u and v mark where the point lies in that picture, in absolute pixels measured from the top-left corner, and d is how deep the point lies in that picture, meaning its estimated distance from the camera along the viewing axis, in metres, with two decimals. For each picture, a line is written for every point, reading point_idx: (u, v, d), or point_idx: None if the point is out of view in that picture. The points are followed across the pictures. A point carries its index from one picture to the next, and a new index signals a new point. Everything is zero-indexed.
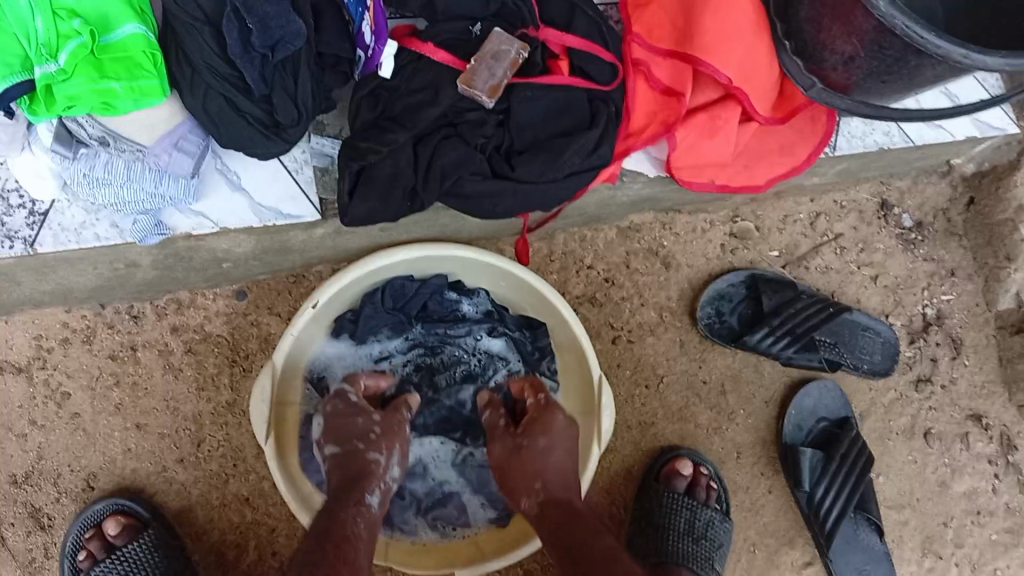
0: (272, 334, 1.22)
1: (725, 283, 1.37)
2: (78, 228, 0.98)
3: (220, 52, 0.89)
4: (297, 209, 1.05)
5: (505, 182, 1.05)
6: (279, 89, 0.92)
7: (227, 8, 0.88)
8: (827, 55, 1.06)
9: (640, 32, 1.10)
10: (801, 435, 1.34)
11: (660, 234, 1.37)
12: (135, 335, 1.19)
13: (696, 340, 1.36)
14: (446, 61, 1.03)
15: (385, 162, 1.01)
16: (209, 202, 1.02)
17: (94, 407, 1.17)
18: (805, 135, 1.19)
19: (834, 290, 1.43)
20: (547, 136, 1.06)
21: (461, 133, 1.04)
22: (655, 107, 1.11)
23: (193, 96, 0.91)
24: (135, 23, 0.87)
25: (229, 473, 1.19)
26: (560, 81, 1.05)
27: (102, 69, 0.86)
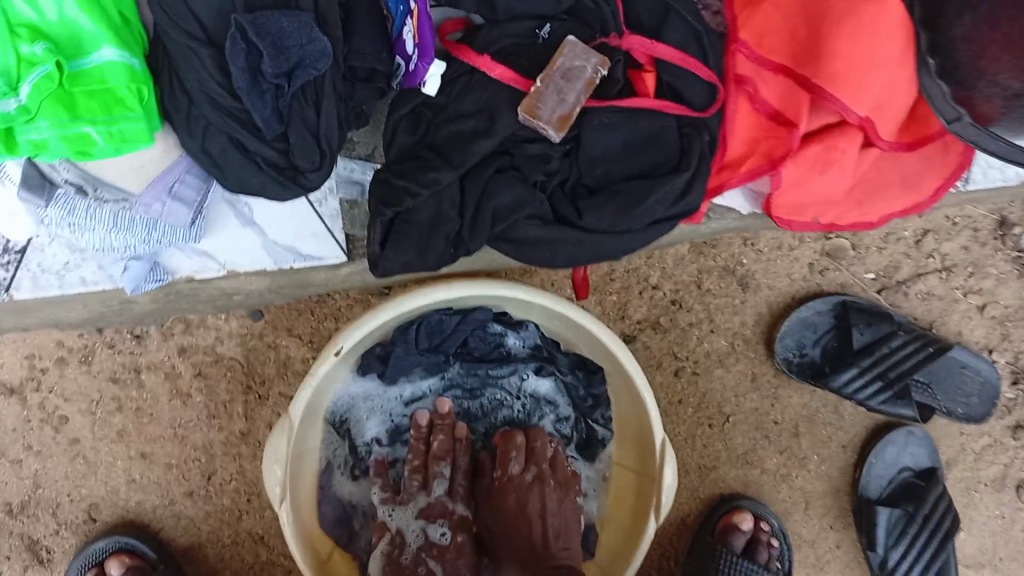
0: (291, 358, 1.08)
1: (810, 310, 1.19)
2: (61, 269, 0.83)
3: (223, 81, 0.71)
4: (320, 249, 0.88)
5: (569, 230, 0.86)
6: (296, 124, 0.74)
7: (232, 27, 0.69)
8: (985, 86, 0.84)
9: (748, 40, 0.88)
10: (880, 487, 1.19)
11: (739, 251, 1.19)
12: (138, 357, 1.05)
13: (769, 374, 1.20)
14: (505, 78, 0.82)
15: (427, 205, 0.83)
16: (214, 240, 0.85)
17: (95, 433, 1.06)
18: (932, 166, 0.98)
19: (933, 321, 1.24)
20: (622, 176, 0.87)
21: (519, 166, 0.85)
22: (758, 134, 0.91)
23: (190, 135, 0.73)
24: (116, 46, 0.68)
25: (242, 509, 1.08)
26: (645, 105, 0.84)
27: (75, 109, 0.68)
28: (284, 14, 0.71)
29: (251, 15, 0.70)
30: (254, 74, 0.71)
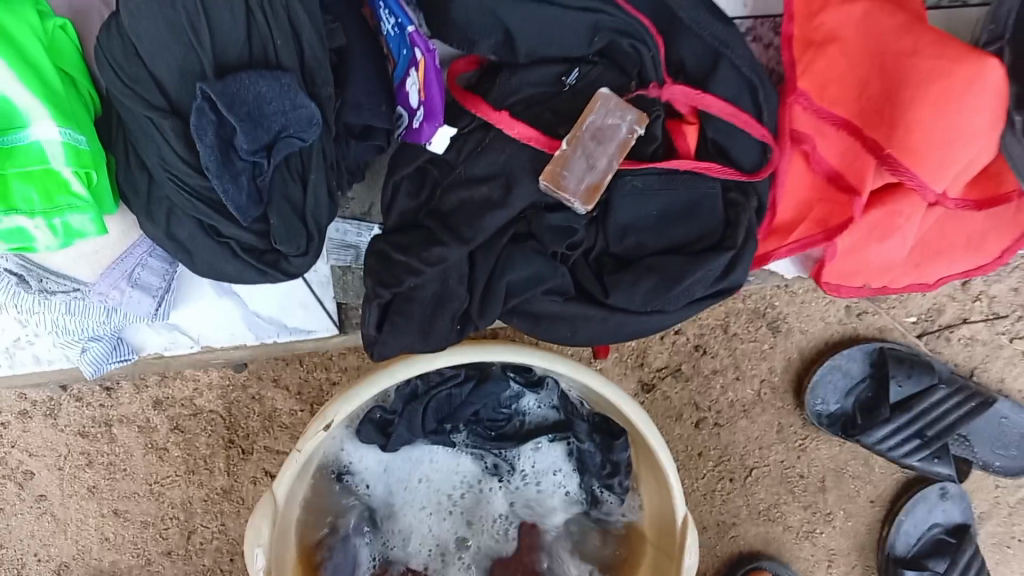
0: (277, 411, 0.98)
1: (845, 358, 1.09)
2: (10, 347, 0.72)
3: (190, 159, 0.60)
4: (308, 321, 0.77)
5: (593, 308, 0.75)
6: (278, 204, 0.63)
7: (197, 98, 0.57)
8: None
9: (808, 90, 0.76)
10: (908, 547, 1.12)
11: (772, 293, 1.08)
12: (109, 410, 0.95)
13: (797, 426, 1.11)
14: (525, 137, 0.70)
15: (431, 282, 0.72)
16: (186, 313, 0.75)
17: (64, 490, 0.97)
18: (1003, 224, 0.87)
19: (975, 367, 1.14)
20: (656, 249, 0.76)
21: (538, 235, 0.74)
22: (812, 197, 0.79)
23: (153, 221, 0.62)
24: (55, 123, 0.56)
25: (225, 569, 1.00)
26: (685, 169, 0.72)
27: (5, 198, 0.56)
28: (261, 78, 0.59)
29: (221, 81, 0.58)
30: (226, 149, 0.59)
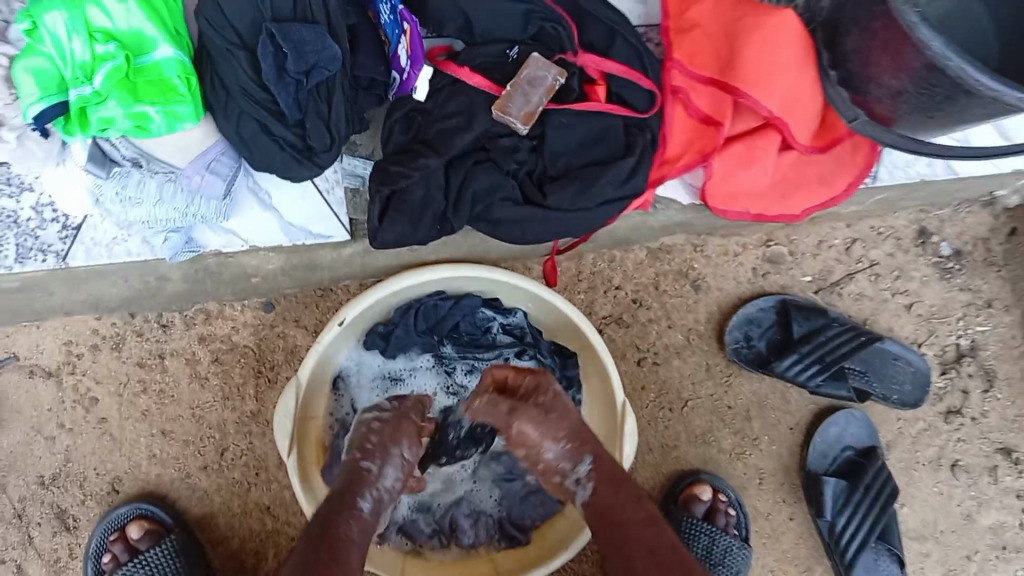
0: (298, 347, 1.22)
1: (754, 307, 1.34)
2: (110, 243, 0.99)
3: (255, 77, 0.89)
4: (326, 229, 1.04)
5: (537, 209, 1.03)
6: (312, 113, 0.92)
7: (262, 34, 0.88)
8: (872, 88, 1.03)
9: (681, 59, 1.07)
10: (825, 463, 1.32)
11: (691, 256, 1.35)
12: (163, 344, 1.19)
13: (722, 364, 1.35)
14: (481, 85, 1.01)
15: (417, 186, 1.00)
16: (239, 220, 1.02)
17: (122, 413, 1.19)
18: (845, 164, 1.16)
19: (866, 318, 1.40)
20: (581, 165, 1.04)
21: (494, 158, 1.02)
22: (692, 135, 1.09)
23: (227, 119, 0.91)
24: (171, 45, 0.87)
25: (251, 481, 1.20)
26: (595, 107, 1.03)
27: (136, 94, 0.86)
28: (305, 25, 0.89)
29: (279, 24, 0.88)
30: (280, 69, 0.89)
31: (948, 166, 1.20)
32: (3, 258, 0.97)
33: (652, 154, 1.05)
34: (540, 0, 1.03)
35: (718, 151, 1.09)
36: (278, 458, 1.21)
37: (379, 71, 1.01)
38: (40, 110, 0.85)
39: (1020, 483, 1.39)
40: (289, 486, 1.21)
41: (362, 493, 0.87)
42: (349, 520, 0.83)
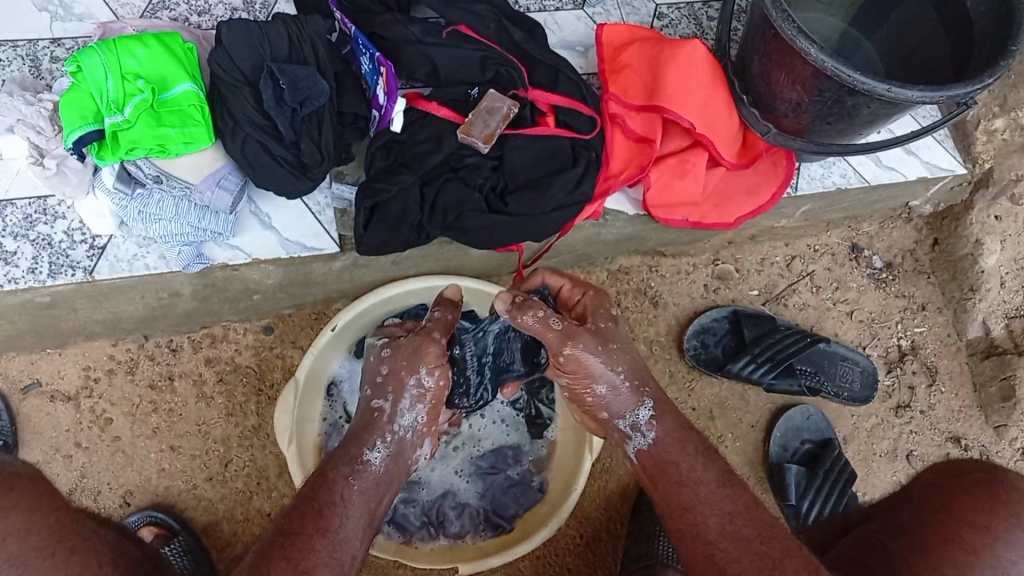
0: (295, 366, 1.35)
1: (707, 318, 1.47)
2: (131, 259, 1.15)
3: (258, 107, 1.07)
4: (319, 243, 1.20)
5: (499, 216, 1.18)
6: (305, 137, 1.08)
7: (263, 73, 1.06)
8: (779, 103, 1.21)
9: (616, 92, 1.27)
10: (788, 454, 1.45)
11: (647, 276, 1.49)
12: (172, 367, 1.32)
13: (684, 370, 1.47)
14: (447, 116, 1.18)
15: (395, 200, 1.16)
16: (243, 237, 1.18)
17: (134, 431, 1.30)
18: (768, 177, 1.33)
19: (812, 326, 1.52)
20: (537, 177, 1.20)
21: (461, 176, 1.18)
22: (631, 154, 1.27)
23: (234, 142, 1.08)
24: (188, 82, 1.06)
25: (252, 490, 1.30)
26: (546, 130, 1.18)
27: (160, 120, 1.04)
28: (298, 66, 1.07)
29: (278, 65, 1.06)
30: (278, 100, 1.06)
31: (860, 175, 1.39)
32: (37, 273, 1.12)
33: (597, 168, 1.22)
34: (494, 48, 1.20)
35: (654, 165, 1.26)
36: (278, 469, 1.31)
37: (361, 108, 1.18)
38: (80, 135, 1.02)
39: None
40: (288, 494, 1.31)
41: (371, 443, 0.95)
42: (345, 480, 0.91)
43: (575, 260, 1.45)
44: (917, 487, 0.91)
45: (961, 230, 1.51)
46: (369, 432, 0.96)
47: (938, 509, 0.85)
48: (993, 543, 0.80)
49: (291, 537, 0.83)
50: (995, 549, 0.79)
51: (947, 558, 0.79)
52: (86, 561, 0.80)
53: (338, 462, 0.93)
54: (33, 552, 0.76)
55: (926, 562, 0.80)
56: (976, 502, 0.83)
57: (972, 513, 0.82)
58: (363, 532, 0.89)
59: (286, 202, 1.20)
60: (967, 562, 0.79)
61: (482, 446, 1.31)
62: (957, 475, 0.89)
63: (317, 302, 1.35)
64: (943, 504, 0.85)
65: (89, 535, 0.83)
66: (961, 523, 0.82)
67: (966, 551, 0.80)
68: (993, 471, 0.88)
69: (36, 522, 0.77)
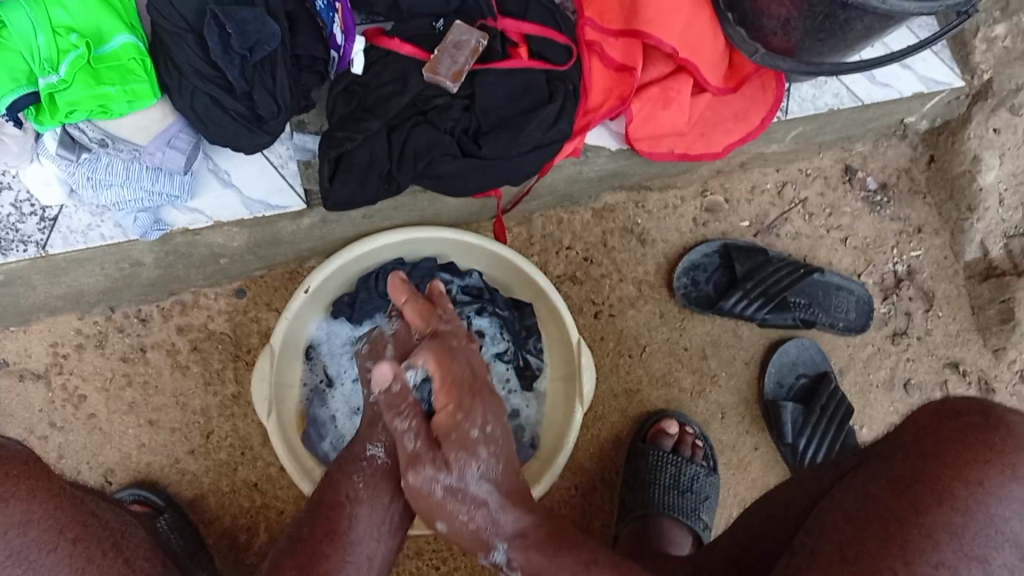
0: (272, 329, 1.29)
1: (697, 254, 1.42)
2: (85, 230, 1.08)
3: (203, 56, 0.97)
4: (284, 200, 1.14)
5: (474, 160, 1.11)
6: (258, 85, 1.00)
7: (206, 16, 0.95)
8: (765, 22, 1.12)
9: (592, 16, 1.17)
10: (783, 391, 1.41)
11: (634, 213, 1.43)
12: (144, 337, 1.26)
13: (675, 310, 1.42)
14: (412, 54, 1.10)
15: (362, 148, 1.09)
16: (202, 199, 1.11)
17: (109, 407, 1.25)
18: (756, 102, 1.26)
19: (805, 255, 1.47)
20: (511, 116, 1.12)
21: (430, 119, 1.10)
22: (610, 84, 1.19)
23: (181, 97, 0.99)
24: (126, 33, 0.95)
25: (237, 460, 1.26)
26: (518, 63, 1.11)
27: (98, 77, 0.94)
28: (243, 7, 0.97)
29: (221, 6, 0.95)
30: (224, 45, 0.96)
31: (852, 94, 1.32)
32: None
33: (575, 103, 1.14)
34: None
35: (635, 96, 1.18)
36: (262, 436, 1.27)
37: (318, 50, 1.07)
38: (12, 100, 0.92)
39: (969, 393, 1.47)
40: (274, 463, 1.27)
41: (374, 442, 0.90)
42: (350, 479, 0.87)
43: (558, 201, 1.39)
44: (909, 431, 0.86)
45: (958, 147, 1.45)
46: (375, 428, 0.90)
47: (930, 461, 0.81)
48: (987, 501, 0.77)
49: (302, 547, 0.80)
50: (989, 507, 0.77)
51: (939, 520, 0.77)
52: (90, 552, 0.76)
53: (348, 467, 0.89)
54: (35, 547, 0.73)
55: (920, 526, 0.77)
56: (971, 455, 0.80)
57: (967, 468, 0.79)
58: (378, 535, 0.85)
59: (246, 158, 1.13)
60: (960, 525, 0.76)
61: None
62: (953, 418, 0.85)
63: (289, 262, 1.30)
64: (936, 458, 0.81)
65: (91, 520, 0.80)
66: (952, 479, 0.79)
67: (960, 512, 0.77)
68: (989, 413, 0.84)
69: (37, 515, 0.75)
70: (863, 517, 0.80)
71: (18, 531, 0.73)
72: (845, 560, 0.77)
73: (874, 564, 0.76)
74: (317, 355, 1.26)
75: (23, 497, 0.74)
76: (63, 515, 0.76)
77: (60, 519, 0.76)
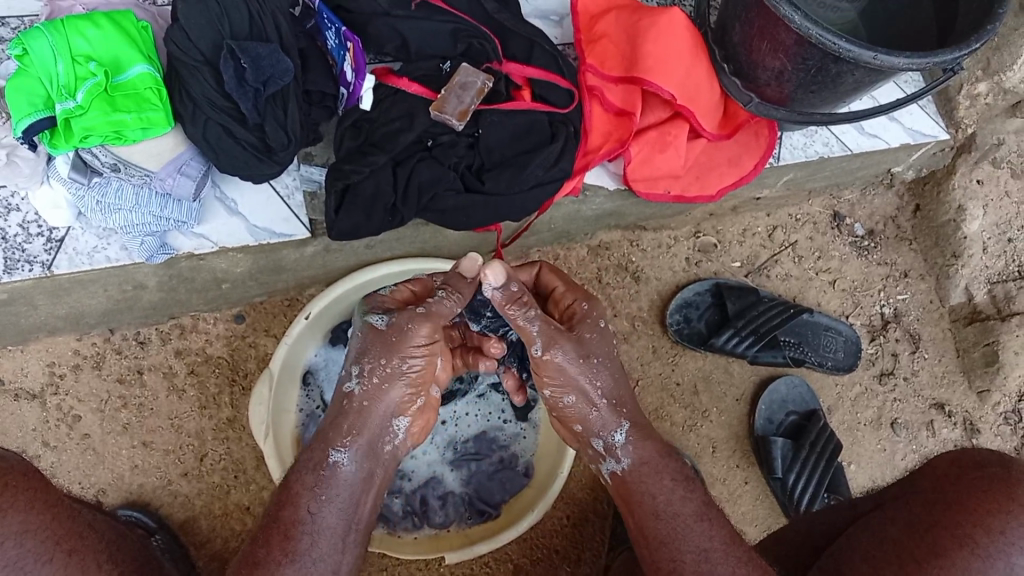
0: (269, 355, 1.31)
1: (690, 292, 1.45)
2: (91, 251, 1.10)
3: (217, 87, 0.99)
4: (289, 229, 1.16)
5: (477, 196, 1.14)
6: (270, 118, 1.02)
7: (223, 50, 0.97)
8: (760, 72, 1.17)
9: (593, 62, 1.21)
10: (773, 427, 1.44)
11: (628, 251, 1.46)
12: (141, 359, 1.27)
13: (668, 346, 1.45)
14: (419, 93, 1.12)
15: (368, 181, 1.11)
16: (209, 225, 1.13)
17: (104, 428, 1.26)
18: (750, 148, 1.30)
19: (795, 296, 1.50)
20: (514, 154, 1.15)
21: (435, 155, 1.13)
22: (611, 127, 1.22)
23: (195, 125, 1.01)
24: (143, 64, 0.98)
25: (230, 484, 1.27)
26: (521, 105, 1.14)
27: (114, 104, 0.96)
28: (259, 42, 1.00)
29: (238, 42, 0.98)
30: (239, 80, 0.98)
31: (842, 143, 1.36)
32: None
33: (576, 145, 1.17)
34: (464, 20, 1.14)
35: (634, 139, 1.22)
36: (256, 461, 1.28)
37: (328, 86, 1.11)
38: (30, 123, 0.95)
39: (954, 434, 1.50)
40: (267, 487, 1.28)
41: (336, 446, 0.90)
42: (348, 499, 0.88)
43: (556, 238, 1.42)
44: (930, 478, 0.90)
45: (943, 196, 1.50)
46: (339, 430, 0.90)
47: (951, 508, 0.84)
48: (1008, 550, 0.79)
49: None
50: (1009, 556, 0.79)
51: (959, 564, 0.79)
52: (84, 564, 0.80)
53: (304, 469, 0.90)
54: (31, 558, 0.76)
55: (938, 569, 0.80)
56: (992, 504, 0.82)
57: (988, 515, 0.81)
58: None
59: (253, 188, 1.15)
60: (979, 571, 0.79)
61: (465, 432, 1.31)
62: (974, 468, 0.87)
63: (289, 289, 1.31)
64: (958, 505, 0.84)
65: (87, 532, 0.83)
66: (975, 526, 0.81)
67: (981, 559, 0.79)
68: (1009, 465, 0.86)
69: (34, 521, 0.77)
70: (882, 556, 0.84)
71: (13, 543, 0.75)
72: None
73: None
74: (315, 382, 1.28)
75: (23, 507, 0.77)
76: (59, 527, 0.79)
77: (56, 531, 0.79)
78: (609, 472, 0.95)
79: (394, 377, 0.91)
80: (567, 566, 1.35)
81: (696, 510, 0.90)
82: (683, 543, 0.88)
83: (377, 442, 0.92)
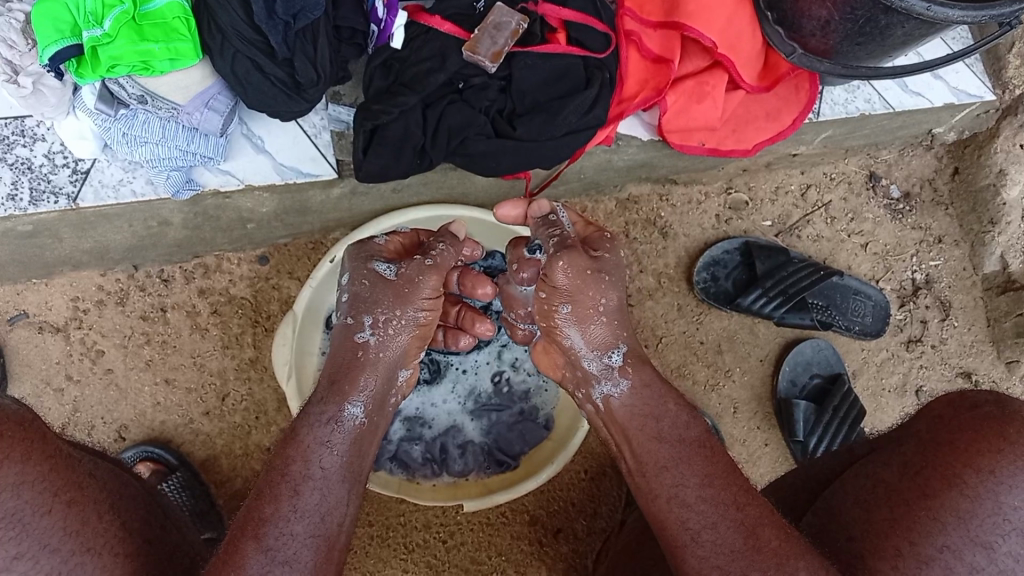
0: (293, 297, 1.30)
1: (718, 250, 1.42)
2: (117, 185, 1.08)
3: (247, 19, 0.96)
4: (316, 168, 1.14)
5: (507, 141, 1.11)
6: (300, 53, 0.99)
7: None
8: (805, 22, 1.12)
9: (632, 7, 1.17)
10: (796, 390, 1.42)
11: (657, 206, 1.43)
12: (165, 297, 1.27)
13: (693, 304, 1.43)
14: (452, 32, 1.09)
15: (397, 123, 1.08)
16: (235, 162, 1.11)
17: (126, 363, 1.26)
18: (790, 102, 1.26)
19: (825, 258, 1.48)
20: (548, 99, 1.12)
21: (466, 98, 1.10)
22: (647, 75, 1.19)
23: (222, 59, 0.98)
24: None
25: (251, 424, 1.27)
26: (558, 48, 1.10)
27: (142, 33, 0.94)
28: None
29: None
30: (269, 10, 0.95)
31: (884, 100, 1.32)
32: (18, 200, 1.06)
33: (610, 92, 1.14)
34: None
35: (671, 88, 1.18)
36: (277, 403, 1.28)
37: (359, 22, 1.07)
38: (57, 51, 0.94)
39: None
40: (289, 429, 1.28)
41: (351, 399, 0.88)
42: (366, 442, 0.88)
43: (584, 189, 1.40)
44: (924, 419, 0.87)
45: (984, 160, 1.45)
46: (355, 383, 0.89)
47: (945, 448, 0.81)
48: (995, 488, 0.77)
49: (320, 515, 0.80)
50: (997, 494, 0.77)
51: (946, 504, 0.78)
52: (86, 515, 0.74)
53: (315, 423, 0.86)
54: (30, 511, 0.71)
55: (927, 509, 0.79)
56: (982, 442, 0.79)
57: (977, 454, 0.79)
58: None
59: (281, 126, 1.13)
60: (966, 510, 0.77)
61: (486, 381, 1.30)
62: (966, 408, 0.84)
63: (314, 231, 1.30)
64: (949, 444, 0.81)
65: (88, 481, 0.77)
66: (962, 465, 0.79)
67: (969, 497, 0.78)
68: (1004, 404, 0.83)
69: (32, 473, 0.72)
70: (872, 499, 0.83)
71: (10, 494, 0.70)
72: (859, 561, 0.80)
73: (881, 544, 0.79)
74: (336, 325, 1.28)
75: (17, 459, 0.72)
76: (58, 478, 0.74)
77: (54, 482, 0.73)
78: (601, 397, 0.94)
79: (404, 327, 0.92)
80: (584, 519, 1.35)
81: (698, 436, 0.88)
82: (688, 469, 0.84)
83: (384, 393, 0.92)
